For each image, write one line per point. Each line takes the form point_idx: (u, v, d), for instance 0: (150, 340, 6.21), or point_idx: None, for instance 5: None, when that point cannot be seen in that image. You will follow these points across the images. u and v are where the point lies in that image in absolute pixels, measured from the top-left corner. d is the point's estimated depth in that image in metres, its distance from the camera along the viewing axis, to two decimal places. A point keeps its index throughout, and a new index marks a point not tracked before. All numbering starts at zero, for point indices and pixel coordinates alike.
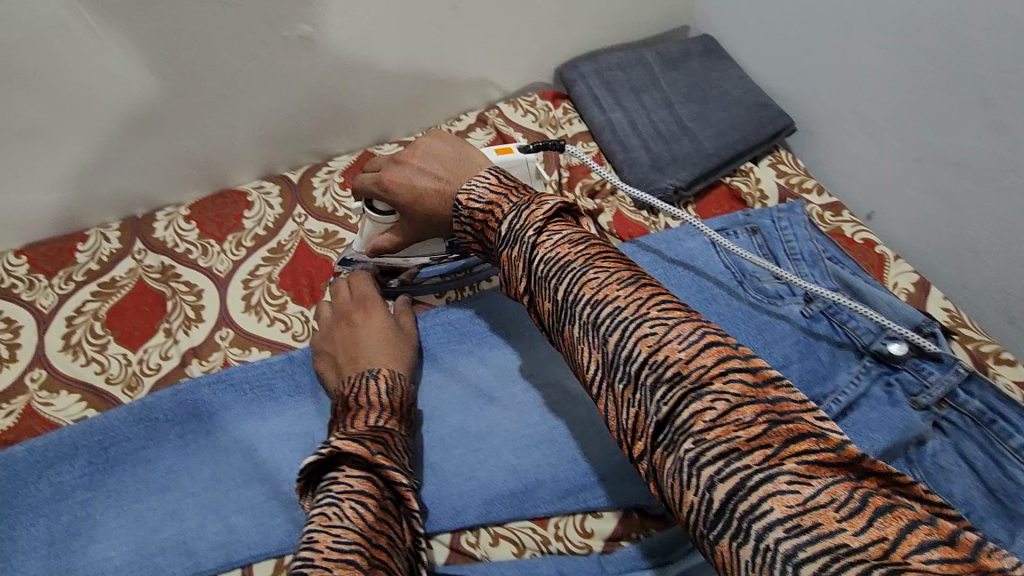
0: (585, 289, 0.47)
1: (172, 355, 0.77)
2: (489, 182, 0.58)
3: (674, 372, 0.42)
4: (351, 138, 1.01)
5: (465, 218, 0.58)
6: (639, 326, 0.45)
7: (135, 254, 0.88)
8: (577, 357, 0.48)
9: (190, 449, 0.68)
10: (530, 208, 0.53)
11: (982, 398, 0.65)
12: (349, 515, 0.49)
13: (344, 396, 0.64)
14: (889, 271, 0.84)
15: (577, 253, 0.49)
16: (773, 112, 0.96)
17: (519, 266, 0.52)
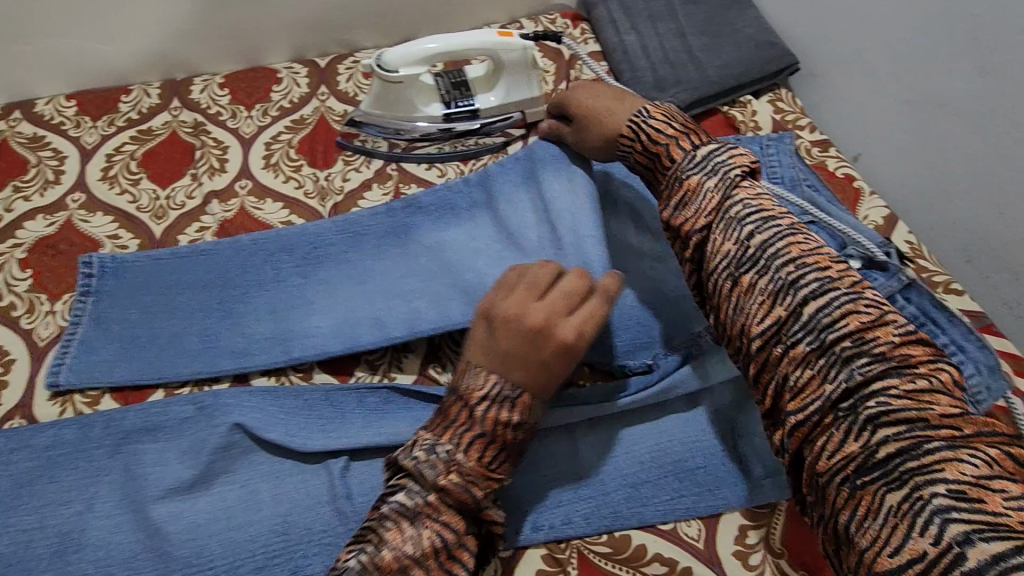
0: (790, 249, 0.51)
1: (195, 197, 0.86)
2: (679, 119, 0.63)
3: (877, 347, 0.46)
4: (378, 33, 1.08)
5: (647, 133, 0.62)
6: (853, 303, 0.48)
7: (171, 109, 0.96)
8: (752, 306, 0.51)
9: (210, 272, 0.76)
10: (752, 165, 0.59)
11: (918, 305, 0.71)
12: (424, 548, 0.48)
13: (464, 401, 0.53)
14: (863, 204, 0.89)
15: (785, 219, 0.54)
16: (780, 50, 1.00)
17: (714, 202, 0.56)
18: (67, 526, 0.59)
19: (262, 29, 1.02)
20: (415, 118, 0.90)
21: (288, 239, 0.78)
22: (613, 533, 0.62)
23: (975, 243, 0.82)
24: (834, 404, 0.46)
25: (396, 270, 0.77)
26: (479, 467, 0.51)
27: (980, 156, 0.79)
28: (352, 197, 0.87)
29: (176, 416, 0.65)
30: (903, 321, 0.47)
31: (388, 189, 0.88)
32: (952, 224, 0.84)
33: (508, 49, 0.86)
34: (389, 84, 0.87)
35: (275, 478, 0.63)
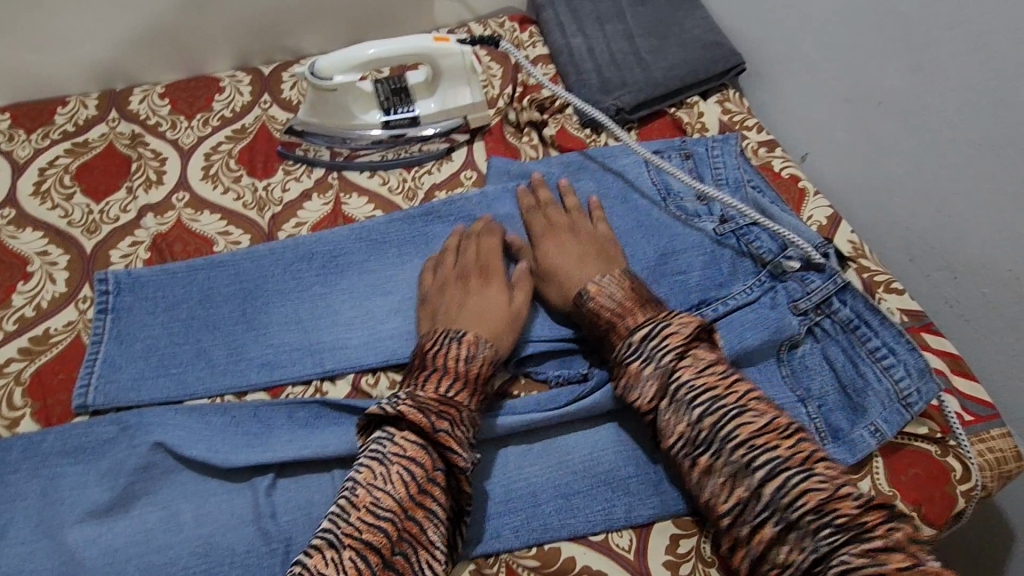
0: (742, 430, 0.57)
1: (130, 210, 0.84)
2: (621, 284, 0.69)
3: (838, 520, 0.51)
4: (324, 39, 1.07)
5: (588, 310, 0.68)
6: (806, 479, 0.53)
7: (109, 121, 0.94)
8: (714, 487, 0.57)
9: (154, 296, 0.75)
10: (671, 324, 0.63)
11: (852, 307, 0.71)
12: (393, 480, 0.55)
13: (425, 352, 0.65)
14: (807, 204, 0.88)
15: (730, 394, 0.59)
16: (726, 51, 1.00)
17: (655, 388, 0.61)
18: None
19: (202, 34, 1.00)
20: (356, 126, 0.89)
21: (234, 264, 0.78)
22: (542, 545, 0.61)
23: (916, 242, 0.81)
24: (811, 574, 0.51)
25: (345, 287, 0.77)
26: (432, 397, 0.59)
27: (915, 155, 0.79)
28: (290, 208, 0.86)
29: (98, 437, 0.64)
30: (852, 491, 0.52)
31: (328, 198, 0.87)
32: (894, 223, 0.84)
33: (445, 54, 0.86)
34: (323, 93, 0.85)
35: (197, 498, 0.62)
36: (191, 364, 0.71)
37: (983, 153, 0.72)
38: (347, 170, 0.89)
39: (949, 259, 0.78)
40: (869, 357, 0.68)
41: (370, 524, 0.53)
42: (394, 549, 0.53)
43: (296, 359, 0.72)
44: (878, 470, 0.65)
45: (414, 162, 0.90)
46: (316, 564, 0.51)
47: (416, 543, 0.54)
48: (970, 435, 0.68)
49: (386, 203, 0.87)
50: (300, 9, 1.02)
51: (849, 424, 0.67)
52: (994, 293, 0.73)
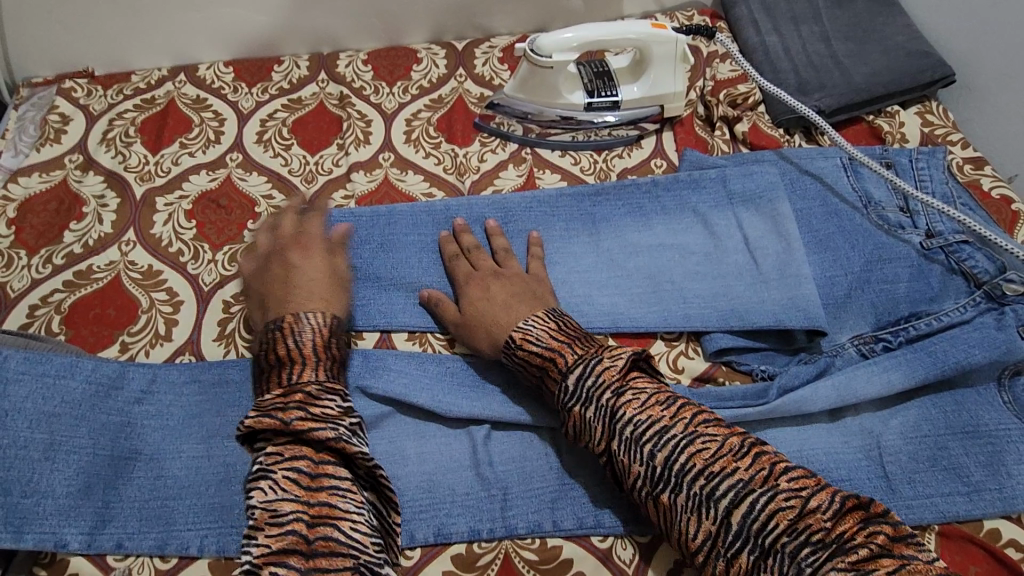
0: (696, 460, 0.53)
1: (341, 165, 0.90)
2: (549, 328, 0.64)
3: (814, 537, 0.48)
4: (513, 20, 1.10)
5: (521, 358, 0.64)
6: (772, 500, 0.51)
7: (320, 81, 1.01)
8: (701, 526, 0.52)
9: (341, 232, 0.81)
10: (600, 362, 0.59)
11: None
12: (280, 484, 0.51)
13: (263, 351, 0.62)
14: (1021, 228, 0.84)
15: (677, 422, 0.56)
16: (935, 61, 0.96)
17: (602, 432, 0.57)
18: (230, 457, 0.64)
19: (405, 7, 1.05)
20: (556, 104, 0.90)
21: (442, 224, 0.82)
22: None
23: None
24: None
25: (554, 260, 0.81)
26: (279, 393, 0.57)
27: None
28: (488, 176, 0.89)
29: None
30: (826, 505, 0.49)
31: (523, 171, 0.90)
32: None
33: (658, 40, 0.87)
34: (535, 67, 0.87)
35: (420, 437, 0.66)
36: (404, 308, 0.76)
37: None
38: (541, 148, 0.92)
39: None
40: None
41: (277, 534, 0.49)
42: (316, 537, 0.49)
43: None
44: None
45: (606, 146, 0.92)
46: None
47: (337, 518, 0.51)
48: None
49: (577, 181, 0.89)
50: None
51: None
52: None
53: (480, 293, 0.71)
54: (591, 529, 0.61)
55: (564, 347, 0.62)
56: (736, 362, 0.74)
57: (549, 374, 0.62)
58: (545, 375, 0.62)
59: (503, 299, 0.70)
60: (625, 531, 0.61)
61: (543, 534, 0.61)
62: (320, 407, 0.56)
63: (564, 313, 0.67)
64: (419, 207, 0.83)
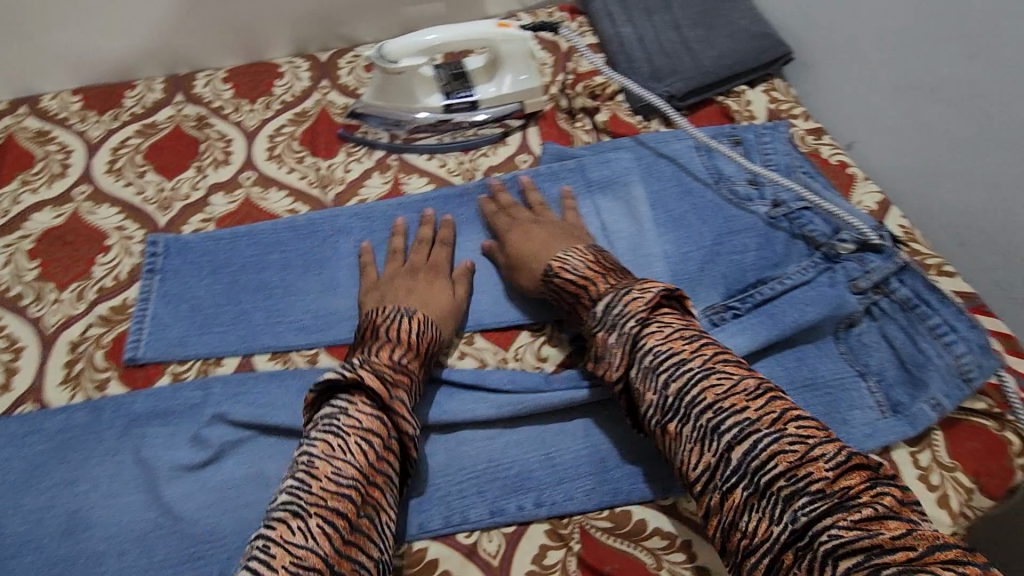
0: (709, 394, 0.54)
1: (200, 187, 0.88)
2: (586, 260, 0.70)
3: (813, 486, 0.47)
4: (377, 27, 1.10)
5: (556, 284, 0.70)
6: (775, 441, 0.50)
7: (176, 104, 0.97)
8: (704, 453, 0.53)
9: (201, 261, 0.80)
10: (631, 293, 0.63)
11: (912, 287, 0.72)
12: (352, 450, 0.54)
13: (375, 324, 0.66)
14: (856, 190, 0.90)
15: (697, 357, 0.57)
16: (774, 41, 1.02)
17: (623, 354, 0.61)
18: (72, 505, 0.61)
19: (263, 21, 1.03)
20: (416, 108, 0.91)
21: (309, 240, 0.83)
22: (614, 509, 0.63)
23: (966, 226, 0.83)
24: (792, 537, 0.47)
25: None
26: (385, 364, 0.62)
27: (973, 141, 0.80)
28: (353, 187, 0.88)
29: (185, 401, 0.67)
30: (829, 455, 0.48)
31: (389, 178, 0.89)
32: (943, 208, 0.86)
33: (507, 40, 0.89)
34: (390, 73, 0.88)
35: (282, 456, 0.64)
36: (270, 326, 0.76)
37: None
38: (408, 153, 0.92)
39: (1005, 242, 0.78)
40: (929, 335, 0.69)
41: (334, 491, 0.51)
42: (359, 518, 0.51)
43: None
44: (937, 444, 0.67)
45: (472, 146, 0.93)
46: (281, 534, 0.48)
47: (378, 504, 0.54)
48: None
49: (442, 182, 0.90)
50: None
51: (911, 399, 0.67)
52: None
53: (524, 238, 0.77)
54: (457, 526, 0.61)
55: (598, 277, 0.67)
56: None
57: (582, 300, 0.68)
58: (578, 300, 0.68)
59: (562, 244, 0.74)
60: (491, 523, 0.62)
61: (409, 537, 0.61)
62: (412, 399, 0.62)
63: (604, 250, 0.72)
64: (282, 223, 0.84)
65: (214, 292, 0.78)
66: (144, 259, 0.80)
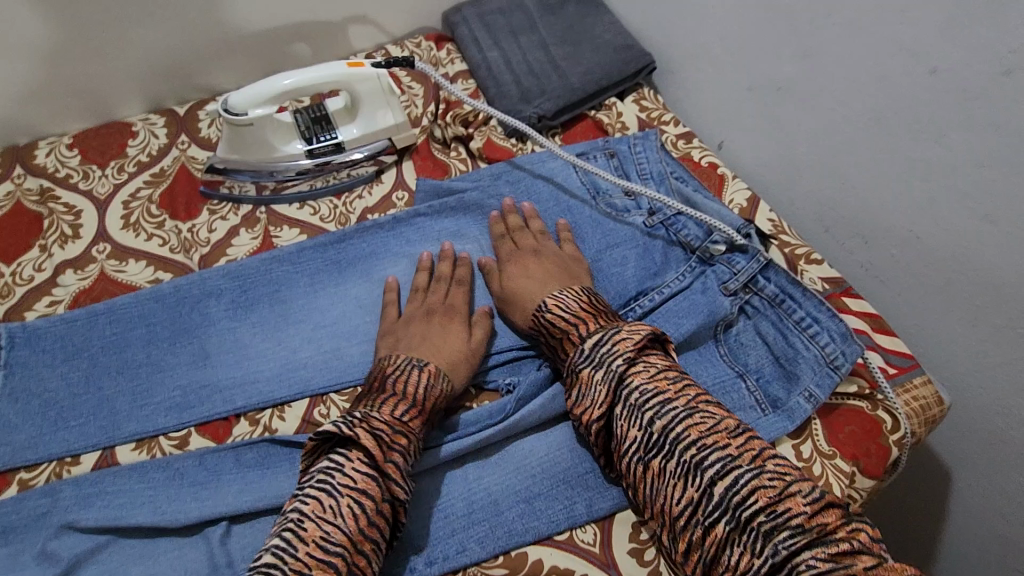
0: (694, 431, 0.56)
1: (46, 268, 0.80)
2: (581, 302, 0.70)
3: (792, 519, 0.50)
4: (238, 74, 1.05)
5: (547, 321, 0.70)
6: (756, 477, 0.52)
7: (14, 178, 0.90)
8: (685, 490, 0.54)
9: (50, 348, 0.72)
10: (618, 333, 0.64)
11: (777, 283, 0.74)
12: (343, 513, 0.53)
13: (385, 374, 0.65)
14: (727, 189, 0.93)
15: (680, 396, 0.59)
16: (636, 52, 1.04)
17: (605, 391, 0.61)
18: None
19: (106, 78, 0.97)
20: (278, 158, 0.87)
21: (174, 308, 0.76)
22: (509, 553, 0.61)
23: (828, 214, 0.87)
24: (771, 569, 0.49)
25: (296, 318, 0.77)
26: (387, 419, 0.60)
27: (819, 134, 0.85)
28: (219, 247, 0.83)
29: (31, 513, 0.61)
30: (806, 490, 0.51)
31: (257, 232, 0.85)
32: (806, 198, 0.90)
33: (361, 79, 0.87)
34: (240, 126, 0.83)
35: (148, 558, 0.59)
36: (134, 410, 0.69)
37: (874, 125, 0.78)
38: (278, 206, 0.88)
39: (861, 226, 0.83)
40: (798, 329, 0.71)
41: (320, 559, 0.51)
42: None
43: (240, 394, 0.71)
44: (817, 433, 0.68)
45: (345, 189, 0.90)
46: None
47: (366, 575, 0.53)
48: (895, 386, 0.72)
49: (316, 230, 0.86)
50: (207, 45, 1.00)
51: (787, 393, 0.69)
52: (902, 254, 0.79)
53: (521, 270, 0.77)
54: None
55: (589, 318, 0.68)
56: (484, 382, 0.74)
57: (570, 338, 0.68)
58: (565, 338, 0.68)
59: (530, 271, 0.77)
60: None
61: None
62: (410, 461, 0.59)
63: (596, 292, 0.73)
64: (145, 295, 0.77)
65: (69, 381, 0.70)
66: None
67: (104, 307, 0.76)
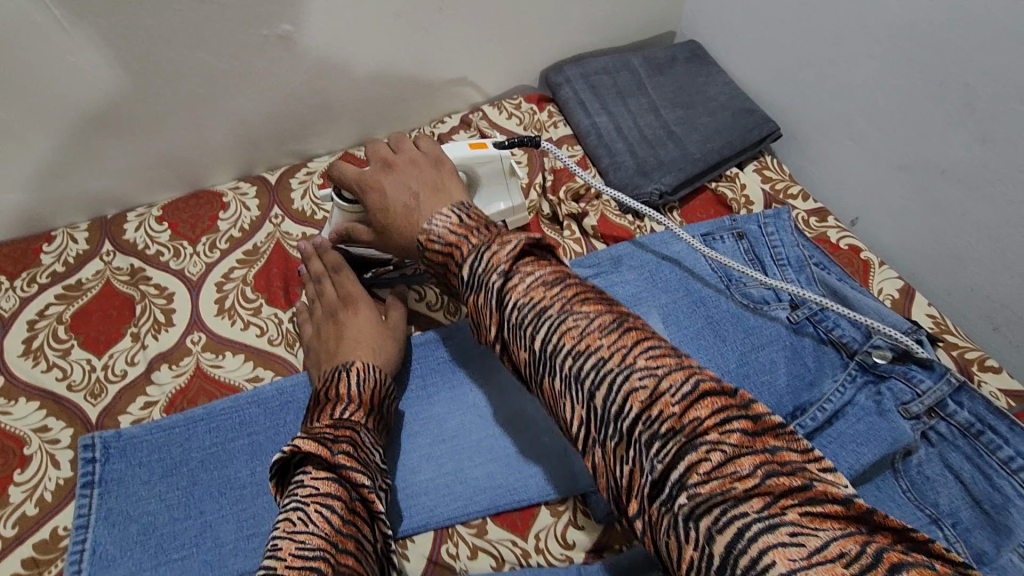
0: (567, 341, 0.44)
1: (139, 361, 0.74)
2: (451, 222, 0.54)
3: (664, 425, 0.39)
4: (331, 138, 1.00)
5: (428, 259, 0.55)
6: (627, 380, 0.41)
7: (104, 255, 0.84)
8: (578, 407, 0.43)
9: (147, 462, 0.65)
10: (491, 250, 0.49)
11: (971, 409, 0.64)
12: (314, 519, 0.48)
13: (317, 390, 0.62)
14: (874, 276, 0.83)
15: (557, 300, 0.46)
16: (759, 117, 0.95)
17: (493, 317, 0.48)
18: None
19: (199, 146, 0.92)
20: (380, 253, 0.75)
21: (279, 413, 0.70)
22: None
23: (1001, 312, 0.77)
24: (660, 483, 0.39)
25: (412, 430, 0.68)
26: (328, 424, 0.57)
27: (995, 226, 0.74)
28: None
29: None
30: (678, 386, 0.40)
31: None
32: (971, 291, 0.79)
33: (482, 163, 0.78)
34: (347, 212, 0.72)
35: None
36: (242, 540, 0.61)
37: None
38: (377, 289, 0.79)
39: None
40: (1004, 469, 0.61)
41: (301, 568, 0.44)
42: None
43: None
44: None
45: None
46: None
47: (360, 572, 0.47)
48: None
49: (426, 321, 0.78)
50: (300, 110, 0.94)
51: (995, 548, 0.58)
52: None
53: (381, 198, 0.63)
54: None
55: (464, 240, 0.52)
56: None
57: (451, 268, 0.52)
58: (447, 270, 0.53)
59: (417, 185, 0.62)
60: None
61: None
62: (363, 451, 0.56)
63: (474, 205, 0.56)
64: (245, 400, 0.70)
65: (168, 504, 0.63)
66: (78, 471, 0.64)
67: (205, 412, 0.69)
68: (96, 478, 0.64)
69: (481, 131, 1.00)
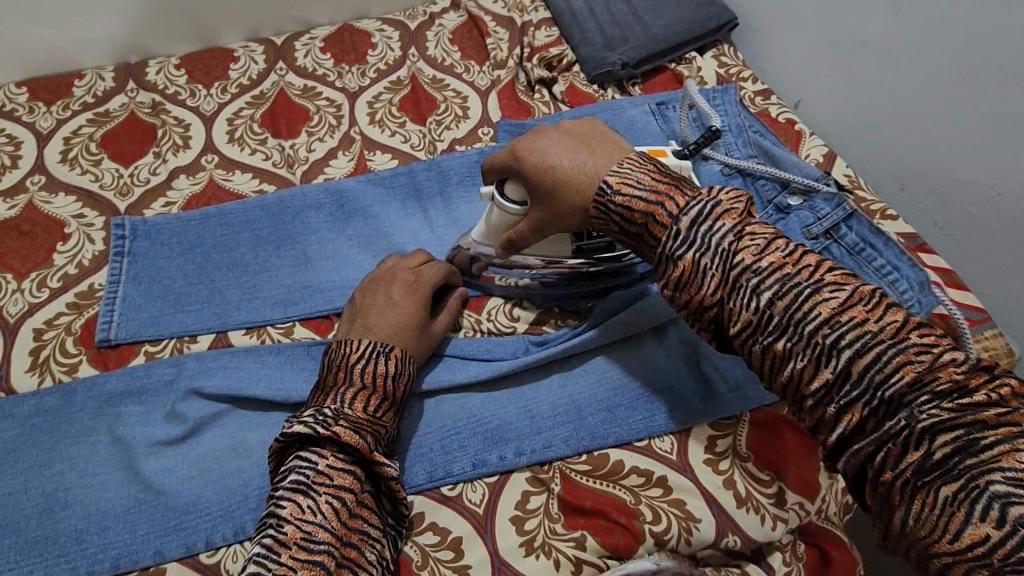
0: (821, 308, 0.46)
1: (160, 173, 0.87)
2: (652, 174, 0.57)
3: (937, 385, 0.42)
4: (332, 9, 1.10)
5: (618, 205, 0.57)
6: (901, 353, 0.44)
7: (128, 91, 0.96)
8: (747, 311, 0.49)
9: (167, 241, 0.79)
10: (710, 200, 0.52)
11: (859, 232, 0.78)
12: (323, 512, 0.51)
13: (348, 364, 0.60)
14: (804, 144, 0.94)
15: (801, 271, 0.48)
16: (718, 8, 1.05)
17: (717, 281, 0.50)
18: (50, 484, 0.61)
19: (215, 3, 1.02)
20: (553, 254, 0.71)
21: (278, 213, 0.82)
22: (591, 453, 0.66)
23: (906, 172, 0.88)
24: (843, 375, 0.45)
25: (395, 233, 0.82)
26: (362, 416, 0.57)
27: (903, 92, 0.85)
28: (318, 165, 0.89)
29: (159, 378, 0.67)
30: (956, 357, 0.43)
31: (353, 154, 0.91)
32: (883, 155, 0.91)
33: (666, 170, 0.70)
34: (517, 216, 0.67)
35: (262, 426, 0.65)
36: (244, 301, 0.75)
37: (957, 77, 0.78)
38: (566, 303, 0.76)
39: (940, 184, 0.83)
40: (877, 274, 0.75)
41: (306, 560, 0.49)
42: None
43: (340, 295, 0.76)
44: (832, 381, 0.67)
45: (431, 119, 0.95)
46: None
47: (355, 564, 0.52)
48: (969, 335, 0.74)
49: (410, 158, 0.91)
50: None
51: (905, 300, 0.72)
52: (979, 213, 0.79)
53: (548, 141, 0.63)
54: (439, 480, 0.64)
55: (673, 192, 0.54)
56: (566, 304, 0.77)
57: (656, 220, 0.54)
58: (649, 224, 0.54)
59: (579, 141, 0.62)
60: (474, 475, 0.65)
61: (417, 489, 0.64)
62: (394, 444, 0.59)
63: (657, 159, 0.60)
64: (251, 202, 0.82)
65: (185, 272, 0.77)
66: (110, 243, 0.78)
67: (215, 208, 0.81)
68: (125, 248, 0.78)
69: (469, 10, 1.10)
